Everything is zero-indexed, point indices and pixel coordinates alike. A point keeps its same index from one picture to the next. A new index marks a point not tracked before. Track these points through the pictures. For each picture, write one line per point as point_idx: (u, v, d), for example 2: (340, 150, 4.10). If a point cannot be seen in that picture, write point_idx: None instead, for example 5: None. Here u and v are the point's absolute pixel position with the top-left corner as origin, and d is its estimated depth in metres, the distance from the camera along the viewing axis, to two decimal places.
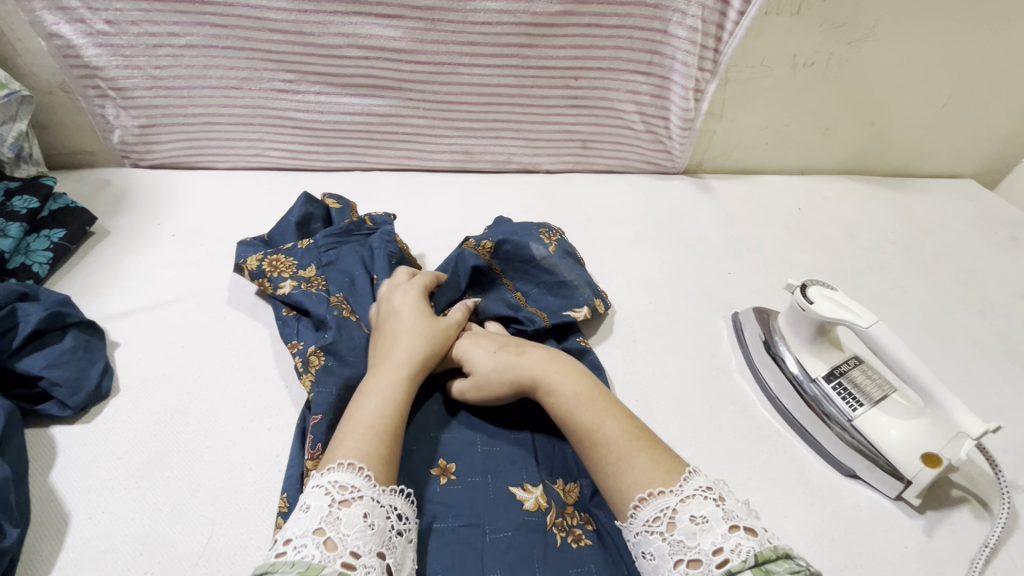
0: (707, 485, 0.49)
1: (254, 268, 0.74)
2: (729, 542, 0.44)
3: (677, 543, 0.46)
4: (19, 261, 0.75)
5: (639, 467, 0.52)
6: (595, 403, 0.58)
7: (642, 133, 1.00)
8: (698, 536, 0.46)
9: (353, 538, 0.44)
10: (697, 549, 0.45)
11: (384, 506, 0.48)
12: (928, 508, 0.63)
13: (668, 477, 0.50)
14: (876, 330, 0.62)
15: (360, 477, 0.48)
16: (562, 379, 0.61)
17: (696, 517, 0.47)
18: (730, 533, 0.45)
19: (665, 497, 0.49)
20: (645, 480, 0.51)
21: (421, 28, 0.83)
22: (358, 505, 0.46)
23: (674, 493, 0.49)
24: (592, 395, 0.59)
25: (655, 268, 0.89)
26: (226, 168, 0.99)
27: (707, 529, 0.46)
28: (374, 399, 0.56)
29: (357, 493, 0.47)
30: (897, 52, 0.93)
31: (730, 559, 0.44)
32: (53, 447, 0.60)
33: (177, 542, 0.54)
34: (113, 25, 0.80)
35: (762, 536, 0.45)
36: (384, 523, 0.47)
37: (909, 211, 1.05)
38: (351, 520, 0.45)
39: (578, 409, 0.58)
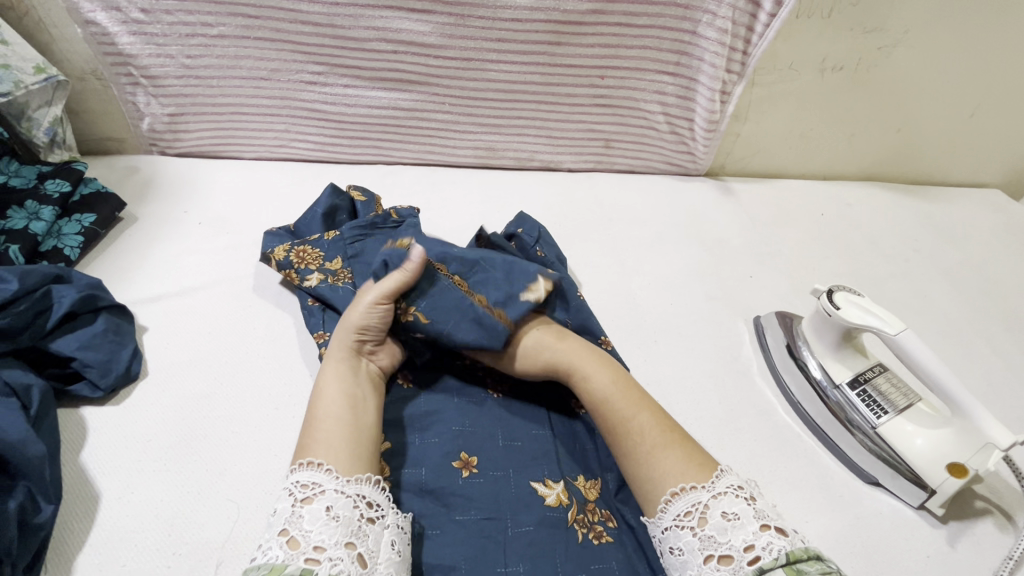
0: (739, 483, 0.50)
1: (282, 259, 0.75)
2: (760, 539, 0.46)
3: (708, 540, 0.48)
4: (51, 245, 0.76)
5: (670, 459, 0.53)
6: (632, 394, 0.59)
7: (666, 133, 1.00)
8: (730, 532, 0.47)
9: (316, 533, 0.45)
10: (727, 545, 0.47)
11: (348, 496, 0.47)
12: (951, 518, 0.63)
13: (698, 474, 0.51)
14: (904, 338, 0.61)
15: (320, 472, 0.48)
16: (597, 368, 0.62)
17: (728, 514, 0.48)
18: (761, 532, 0.46)
19: (697, 493, 0.50)
20: (676, 472, 0.52)
21: (451, 23, 0.84)
22: (320, 500, 0.47)
23: (706, 488, 0.50)
24: (626, 386, 0.60)
25: (676, 270, 0.89)
26: (251, 158, 1.00)
27: (738, 526, 0.47)
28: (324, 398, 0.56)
29: (319, 489, 0.47)
30: (929, 58, 0.92)
31: (761, 556, 0.45)
32: (84, 427, 0.61)
33: (203, 525, 0.55)
34: (147, 14, 0.81)
35: (792, 536, 0.47)
36: (351, 514, 0.46)
37: (934, 220, 1.04)
38: (313, 516, 0.46)
39: (615, 398, 0.59)
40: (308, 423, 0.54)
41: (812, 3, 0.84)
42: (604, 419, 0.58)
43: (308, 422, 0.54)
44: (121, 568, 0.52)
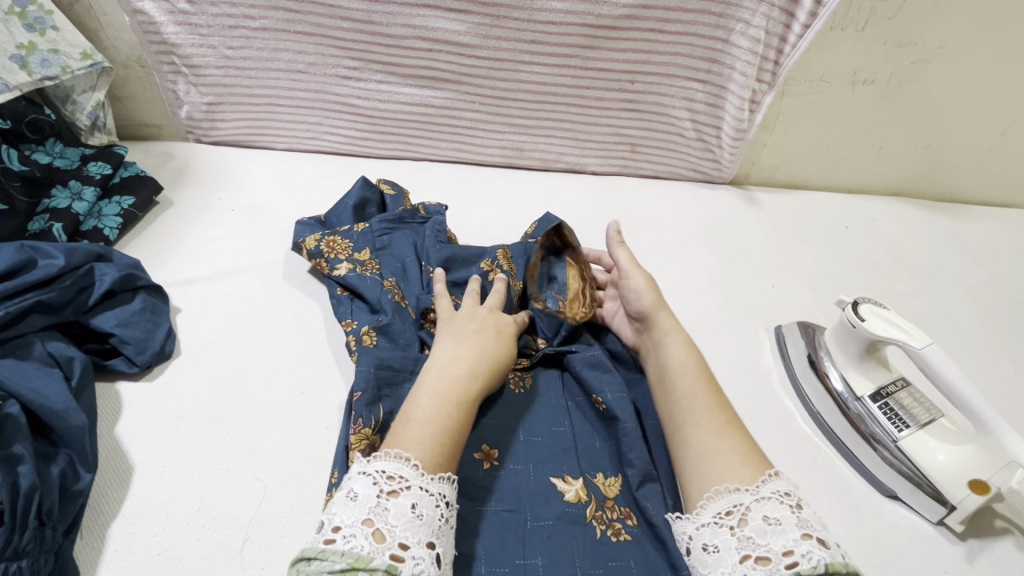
0: (786, 490, 0.50)
1: (313, 248, 0.76)
2: (800, 547, 0.46)
3: (749, 541, 0.48)
4: (91, 225, 0.79)
5: (736, 443, 0.55)
6: (710, 378, 0.62)
7: (693, 140, 1.00)
8: (771, 536, 0.48)
9: (401, 529, 0.45)
10: (766, 548, 0.47)
11: (432, 494, 0.48)
12: (970, 536, 0.62)
13: (751, 474, 0.52)
14: (930, 352, 0.61)
15: (408, 467, 0.49)
16: (682, 348, 0.65)
17: (770, 518, 0.48)
18: (802, 540, 0.47)
19: (741, 494, 0.51)
20: (742, 458, 0.54)
21: (487, 24, 0.85)
22: (406, 496, 0.47)
23: (750, 491, 0.51)
24: (706, 373, 0.63)
25: (699, 276, 0.90)
26: (283, 149, 1.02)
27: (779, 531, 0.48)
28: (426, 399, 0.55)
29: (405, 484, 0.48)
30: (963, 74, 0.91)
31: (800, 562, 0.45)
32: (118, 401, 0.63)
33: (232, 501, 0.57)
34: (193, 5, 0.83)
35: (833, 549, 0.46)
36: (433, 513, 0.47)
37: (960, 237, 1.03)
38: (398, 511, 0.46)
39: (692, 375, 0.62)
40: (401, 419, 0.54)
41: (847, 15, 0.84)
42: (681, 386, 0.61)
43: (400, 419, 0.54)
44: (153, 539, 0.53)
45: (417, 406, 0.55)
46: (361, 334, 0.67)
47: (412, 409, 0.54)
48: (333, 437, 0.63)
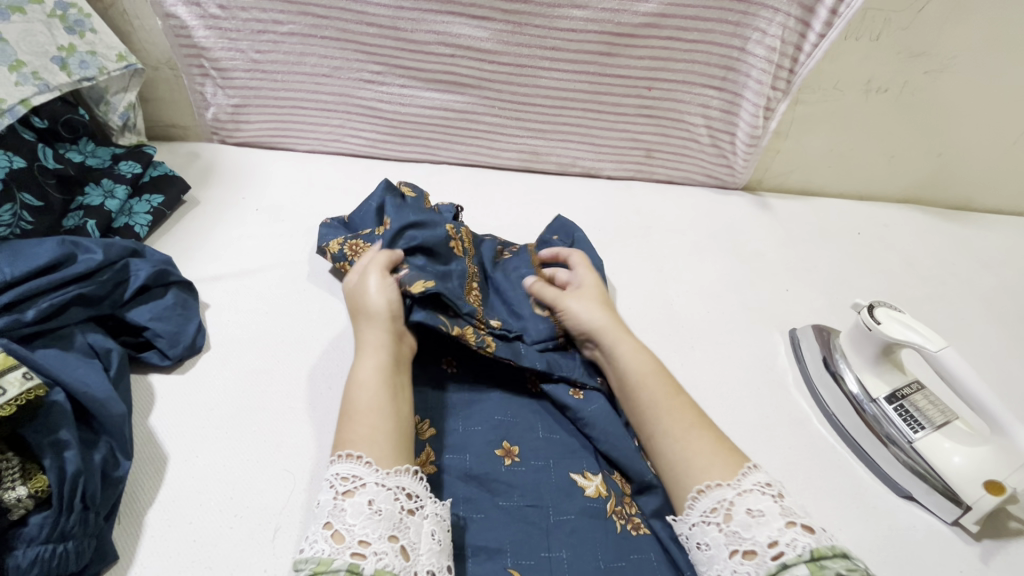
0: (765, 481, 0.52)
1: (336, 252, 0.79)
2: (784, 535, 0.47)
3: (734, 536, 0.49)
4: (123, 222, 0.81)
5: (706, 441, 0.56)
6: (664, 382, 0.63)
7: (708, 146, 1.02)
8: (754, 529, 0.48)
9: (360, 527, 0.47)
10: (751, 541, 0.48)
11: (389, 488, 0.49)
12: (985, 536, 0.63)
13: (731, 471, 0.53)
14: (945, 354, 0.62)
15: (360, 465, 0.50)
16: (635, 352, 0.66)
17: (753, 510, 0.49)
18: (786, 529, 0.48)
19: (722, 489, 0.52)
20: (715, 457, 0.55)
21: (508, 31, 0.87)
22: (362, 494, 0.49)
23: (731, 486, 0.52)
24: (660, 375, 0.63)
25: (714, 280, 0.91)
26: (305, 151, 1.04)
27: (763, 523, 0.48)
28: (357, 388, 0.58)
29: (359, 482, 0.49)
30: (974, 85, 0.93)
31: (785, 552, 0.46)
32: (152, 393, 0.65)
33: (263, 491, 0.58)
34: (224, 10, 0.86)
35: (819, 534, 0.48)
36: (393, 507, 0.49)
37: (971, 244, 1.04)
38: (355, 509, 0.48)
39: (649, 381, 0.63)
40: (346, 414, 0.56)
41: (861, 25, 0.86)
42: (643, 396, 0.62)
43: (346, 414, 0.56)
44: (188, 525, 0.55)
45: (349, 396, 0.58)
46: None
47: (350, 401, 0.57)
48: None
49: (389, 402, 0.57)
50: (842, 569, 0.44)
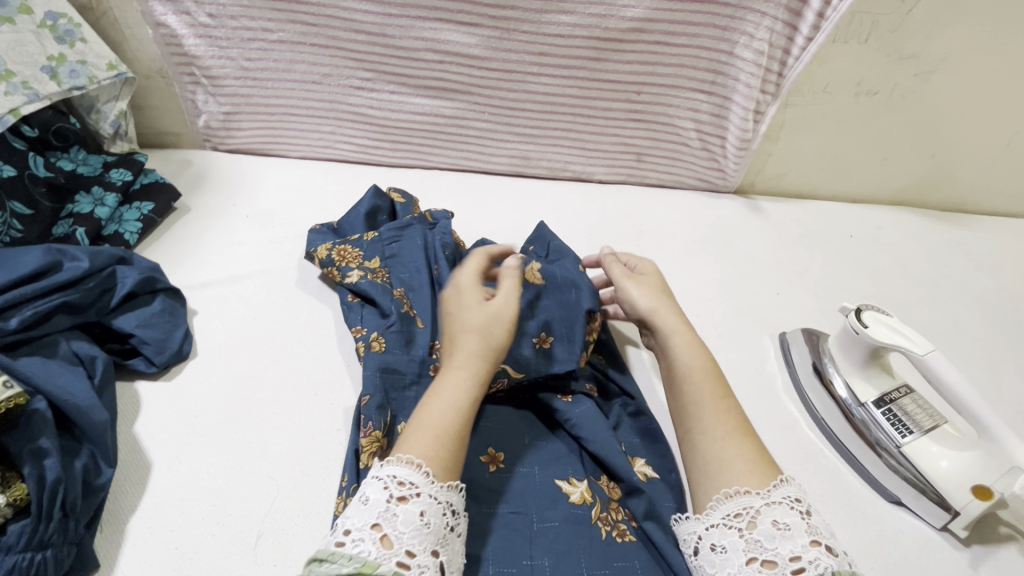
0: (795, 495, 0.51)
1: (323, 258, 0.79)
2: (808, 553, 0.47)
3: (755, 545, 0.49)
4: (112, 229, 0.82)
5: (747, 449, 0.55)
6: (712, 379, 0.61)
7: (698, 150, 1.02)
8: (778, 541, 0.48)
9: (409, 536, 0.47)
10: (773, 552, 0.48)
11: (440, 502, 0.50)
12: (974, 542, 0.63)
13: (764, 481, 0.52)
14: (932, 358, 0.62)
15: (418, 473, 0.50)
16: (689, 347, 0.64)
17: (779, 523, 0.49)
18: (811, 547, 0.47)
19: (751, 497, 0.51)
20: (755, 468, 0.53)
21: (496, 37, 0.87)
22: (415, 503, 0.49)
23: (761, 495, 0.51)
24: (710, 370, 0.62)
25: (705, 283, 0.91)
26: (296, 157, 1.04)
27: (788, 537, 0.48)
28: (439, 401, 0.56)
29: (414, 490, 0.49)
30: (965, 86, 0.92)
31: (807, 569, 0.46)
32: (137, 400, 0.65)
33: (246, 498, 0.58)
34: (214, 18, 0.86)
35: (841, 556, 0.47)
36: (440, 521, 0.49)
37: (964, 247, 1.04)
38: (407, 518, 0.48)
39: (699, 376, 0.61)
40: (416, 424, 0.54)
41: (849, 28, 0.86)
42: (688, 386, 0.61)
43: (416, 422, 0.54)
44: (170, 533, 0.55)
45: (433, 407, 0.55)
46: (371, 340, 0.69)
47: (428, 412, 0.55)
48: (344, 439, 0.64)
49: (465, 430, 0.55)
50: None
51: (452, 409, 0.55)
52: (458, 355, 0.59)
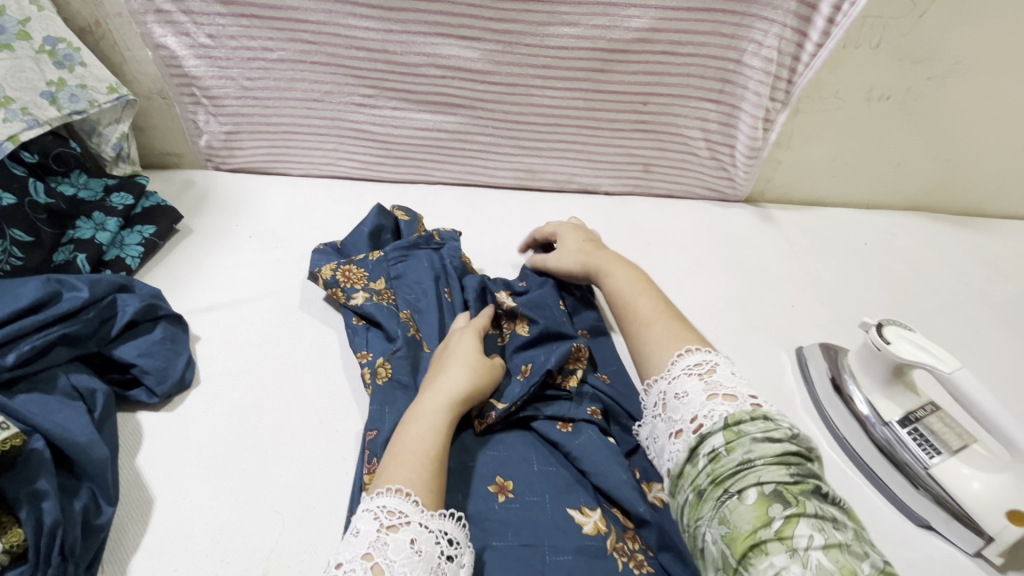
0: (696, 364, 0.56)
1: (329, 277, 0.76)
2: (703, 409, 0.51)
3: (672, 420, 0.54)
4: (114, 254, 0.81)
5: (655, 332, 0.62)
6: (636, 288, 0.69)
7: (706, 159, 1.00)
8: (682, 408, 0.53)
9: (400, 564, 0.45)
10: (679, 421, 0.52)
11: (432, 531, 0.48)
12: (1010, 568, 0.60)
13: (666, 358, 0.58)
14: (959, 376, 0.59)
15: (407, 502, 0.49)
16: (619, 270, 0.73)
17: (679, 394, 0.54)
18: (708, 402, 0.52)
19: (658, 382, 0.57)
20: (661, 348, 0.60)
21: (499, 50, 0.86)
22: (406, 531, 0.47)
23: (664, 376, 0.57)
24: (636, 282, 0.70)
25: (717, 296, 0.89)
26: (299, 175, 1.03)
27: (687, 402, 0.53)
28: (419, 425, 0.57)
29: (404, 518, 0.48)
30: (980, 89, 0.90)
31: (702, 423, 0.50)
32: (139, 431, 0.63)
33: (251, 534, 0.56)
34: (214, 39, 0.85)
35: (739, 401, 0.50)
36: (433, 550, 0.47)
37: (984, 252, 1.01)
38: (397, 546, 0.46)
39: (627, 289, 0.69)
40: (396, 450, 0.54)
41: (860, 33, 0.84)
42: (617, 299, 0.69)
43: (396, 450, 0.54)
44: (173, 573, 0.53)
45: (408, 433, 0.56)
46: (376, 367, 0.68)
47: (409, 436, 0.56)
48: (350, 469, 0.62)
49: (444, 453, 0.56)
50: (757, 431, 0.47)
51: (430, 432, 0.56)
52: (440, 382, 0.62)
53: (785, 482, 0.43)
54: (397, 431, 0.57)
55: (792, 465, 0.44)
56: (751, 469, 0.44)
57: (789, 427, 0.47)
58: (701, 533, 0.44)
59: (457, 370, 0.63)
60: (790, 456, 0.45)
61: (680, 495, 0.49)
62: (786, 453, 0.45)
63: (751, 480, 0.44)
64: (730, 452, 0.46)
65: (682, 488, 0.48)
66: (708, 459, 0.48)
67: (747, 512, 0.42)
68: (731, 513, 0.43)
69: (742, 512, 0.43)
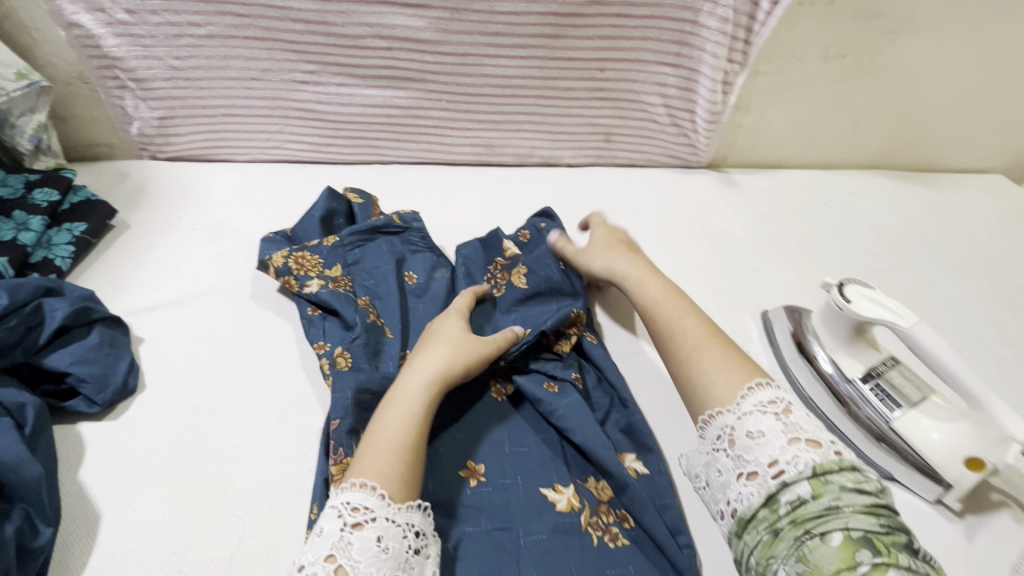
0: (769, 399, 0.51)
1: (280, 265, 0.72)
2: (785, 454, 0.47)
3: (741, 460, 0.49)
4: (41, 255, 0.74)
5: (710, 357, 0.57)
6: (676, 303, 0.64)
7: (668, 126, 0.98)
8: (757, 449, 0.49)
9: (365, 564, 0.44)
10: (754, 463, 0.48)
11: (399, 525, 0.47)
12: (968, 513, 0.62)
13: (731, 392, 0.53)
14: (918, 331, 0.59)
15: (374, 497, 0.47)
16: (654, 282, 0.68)
17: (753, 433, 0.50)
18: (790, 446, 0.47)
19: (724, 417, 0.52)
20: (724, 377, 0.54)
21: (446, 18, 0.81)
22: (371, 529, 0.46)
23: (731, 412, 0.52)
24: (673, 297, 0.65)
25: (683, 264, 0.88)
26: (244, 161, 0.97)
27: (765, 442, 0.49)
28: (394, 412, 0.55)
29: (369, 515, 0.46)
30: (931, 44, 0.90)
31: (786, 470, 0.46)
32: (81, 443, 0.59)
33: (210, 542, 0.54)
34: (133, 14, 0.78)
35: (825, 448, 0.47)
36: (400, 545, 0.46)
37: (938, 207, 1.03)
38: (362, 545, 0.45)
39: (665, 304, 0.65)
40: (368, 438, 0.53)
41: None
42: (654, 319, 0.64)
43: (369, 435, 0.53)
44: None
45: (384, 420, 0.54)
46: (336, 357, 0.64)
47: (383, 424, 0.54)
48: (313, 465, 0.60)
49: (420, 439, 0.53)
50: (847, 481, 0.44)
51: (405, 418, 0.54)
52: (416, 364, 0.60)
53: (876, 531, 0.41)
54: (374, 417, 0.55)
55: (882, 516, 0.43)
56: (837, 514, 0.43)
57: (875, 480, 0.46)
58: (775, 572, 0.43)
59: (435, 350, 0.61)
60: (881, 509, 0.43)
61: (750, 536, 0.46)
62: (876, 504, 0.43)
63: (837, 524, 0.42)
64: (816, 498, 0.44)
65: (754, 530, 0.46)
66: (789, 506, 0.45)
67: (831, 554, 0.41)
68: (812, 554, 0.42)
69: (824, 553, 0.41)
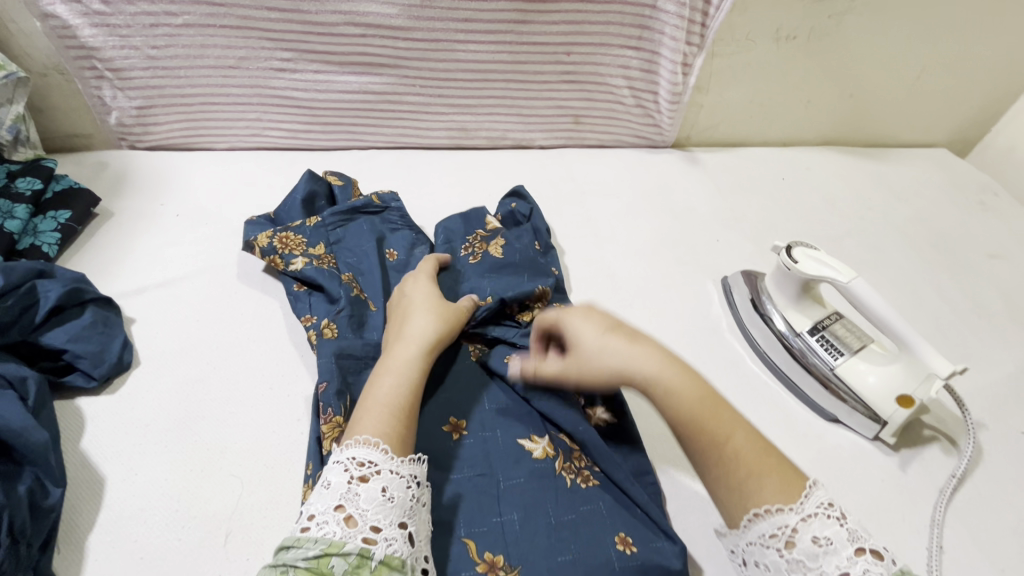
0: (829, 501, 0.45)
1: (265, 245, 0.75)
2: (855, 567, 0.41)
3: (800, 565, 0.43)
4: (28, 243, 0.76)
5: (769, 483, 0.47)
6: (721, 411, 0.52)
7: (633, 107, 1.03)
8: (822, 559, 0.42)
9: (373, 512, 0.47)
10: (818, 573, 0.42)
11: (403, 477, 0.50)
12: (902, 447, 0.69)
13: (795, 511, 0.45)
14: (856, 285, 0.66)
15: (377, 452, 0.51)
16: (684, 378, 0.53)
17: (820, 539, 0.43)
18: (858, 558, 0.41)
19: (785, 515, 0.45)
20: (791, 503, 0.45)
21: (417, 5, 0.85)
22: (377, 480, 0.49)
23: (794, 511, 0.45)
24: (713, 401, 0.52)
25: (649, 237, 0.94)
26: (224, 148, 1.00)
27: (832, 552, 0.42)
28: (388, 377, 0.58)
29: (375, 468, 0.50)
30: (874, 25, 0.97)
31: None
32: (81, 416, 0.62)
33: (211, 499, 0.57)
34: (109, 5, 0.80)
35: (888, 560, 0.42)
36: (404, 495, 0.50)
37: (885, 179, 1.11)
38: (369, 496, 0.48)
39: (708, 413, 0.51)
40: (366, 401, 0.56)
41: None
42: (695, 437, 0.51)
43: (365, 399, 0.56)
44: (134, 544, 0.54)
45: (379, 385, 0.57)
46: (322, 328, 0.69)
47: (379, 387, 0.57)
48: (305, 428, 0.64)
49: (413, 400, 0.57)
50: None
51: (399, 383, 0.58)
52: (404, 333, 0.63)
53: None
54: (369, 383, 0.58)
55: None
56: None
57: None
58: None
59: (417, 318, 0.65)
60: None
61: None
62: None
63: None
64: None
65: None
66: None
67: None
68: None
69: None
